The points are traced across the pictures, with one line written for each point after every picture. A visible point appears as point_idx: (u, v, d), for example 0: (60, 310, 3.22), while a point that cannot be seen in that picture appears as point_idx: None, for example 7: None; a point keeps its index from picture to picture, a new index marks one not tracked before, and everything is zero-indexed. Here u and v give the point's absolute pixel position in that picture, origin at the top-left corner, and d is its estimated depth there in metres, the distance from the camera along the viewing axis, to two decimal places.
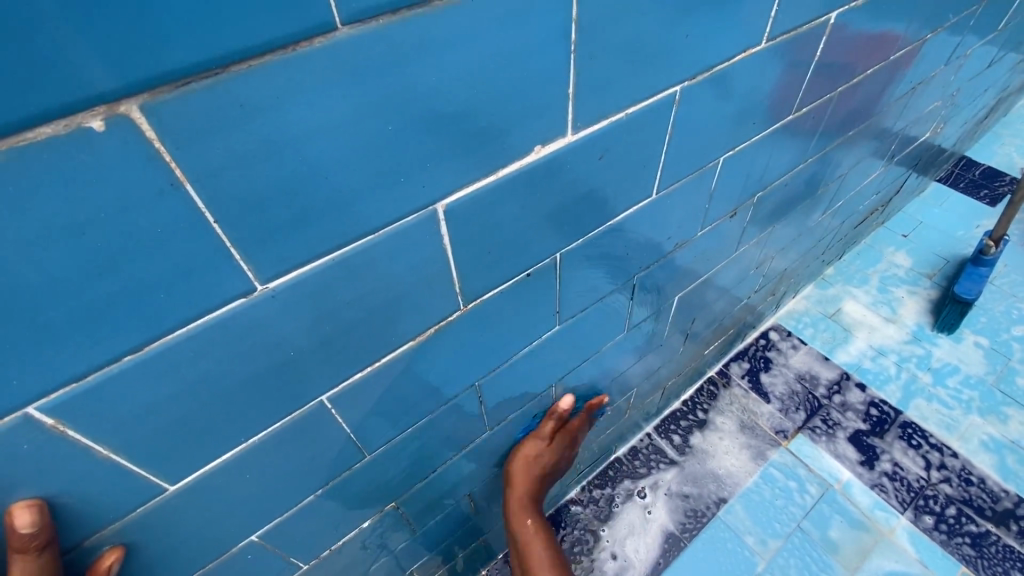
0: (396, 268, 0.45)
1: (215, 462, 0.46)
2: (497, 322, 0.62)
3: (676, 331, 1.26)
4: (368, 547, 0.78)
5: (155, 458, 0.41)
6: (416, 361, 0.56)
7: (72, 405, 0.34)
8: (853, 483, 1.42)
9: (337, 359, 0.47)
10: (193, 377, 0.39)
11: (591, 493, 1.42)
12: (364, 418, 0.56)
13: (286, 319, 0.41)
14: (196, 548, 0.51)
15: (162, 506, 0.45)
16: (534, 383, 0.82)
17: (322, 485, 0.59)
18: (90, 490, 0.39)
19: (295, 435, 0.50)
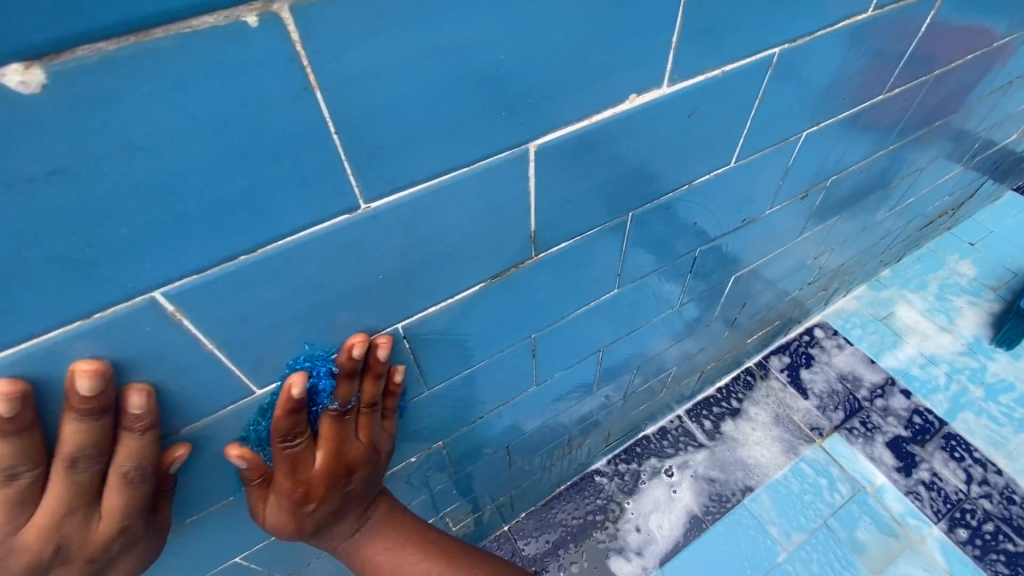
0: (483, 205, 0.47)
1: None
2: (561, 276, 0.63)
3: (723, 315, 1.25)
4: (413, 482, 0.84)
5: (250, 359, 0.44)
6: (483, 304, 0.58)
7: (191, 295, 0.36)
8: (886, 488, 1.39)
9: (416, 289, 0.49)
10: (294, 285, 0.41)
11: (618, 466, 1.43)
12: (429, 353, 0.58)
13: (381, 241, 0.43)
14: (268, 454, 0.55)
15: (249, 407, 0.48)
16: (582, 345, 0.83)
17: (383, 413, 0.62)
18: (191, 381, 0.42)
19: (368, 359, 0.53)
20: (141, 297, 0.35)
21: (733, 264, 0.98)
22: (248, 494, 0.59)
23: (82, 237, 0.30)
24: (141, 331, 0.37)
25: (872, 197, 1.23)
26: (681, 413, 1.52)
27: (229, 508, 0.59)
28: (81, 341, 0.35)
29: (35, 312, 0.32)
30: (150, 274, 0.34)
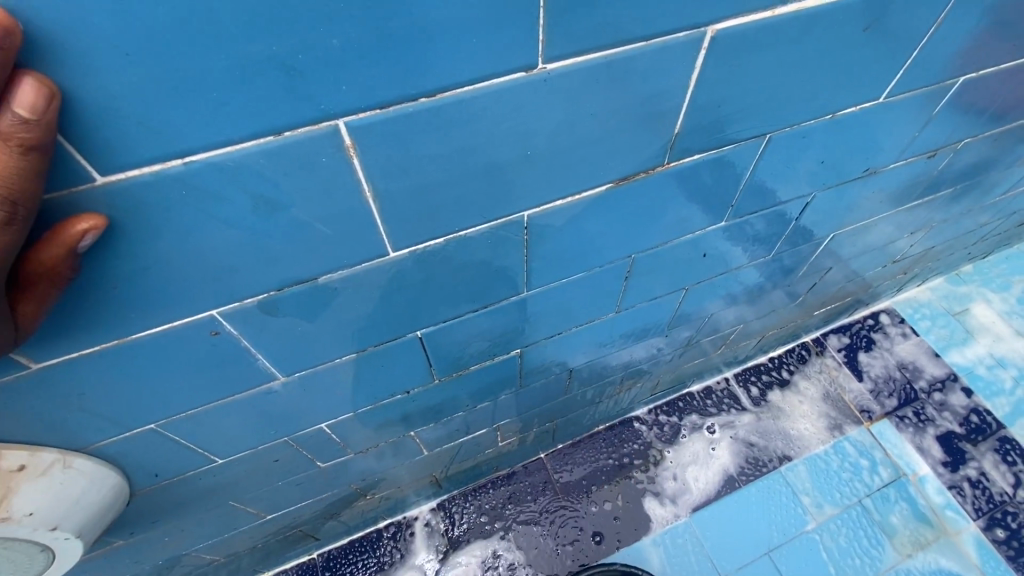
0: (642, 90, 0.45)
1: (430, 242, 0.50)
2: (678, 194, 0.62)
3: (800, 283, 1.20)
4: (483, 385, 0.86)
5: (396, 217, 0.45)
6: (604, 208, 0.57)
7: (369, 131, 0.37)
8: (929, 479, 1.36)
9: (553, 175, 0.49)
10: (456, 143, 0.41)
11: (658, 417, 1.45)
12: (541, 249, 0.59)
13: (544, 111, 0.42)
14: (379, 323, 0.57)
15: (379, 268, 0.49)
16: (668, 278, 0.83)
17: (482, 305, 0.64)
18: (342, 230, 0.43)
19: (491, 241, 0.54)
20: (328, 121, 0.35)
21: (834, 223, 0.93)
22: (352, 360, 0.62)
23: (300, 41, 0.30)
24: (318, 160, 0.37)
25: (995, 174, 1.11)
26: (729, 376, 1.51)
27: (333, 370, 0.62)
28: (268, 159, 0.36)
29: (240, 116, 0.32)
30: (344, 97, 0.34)
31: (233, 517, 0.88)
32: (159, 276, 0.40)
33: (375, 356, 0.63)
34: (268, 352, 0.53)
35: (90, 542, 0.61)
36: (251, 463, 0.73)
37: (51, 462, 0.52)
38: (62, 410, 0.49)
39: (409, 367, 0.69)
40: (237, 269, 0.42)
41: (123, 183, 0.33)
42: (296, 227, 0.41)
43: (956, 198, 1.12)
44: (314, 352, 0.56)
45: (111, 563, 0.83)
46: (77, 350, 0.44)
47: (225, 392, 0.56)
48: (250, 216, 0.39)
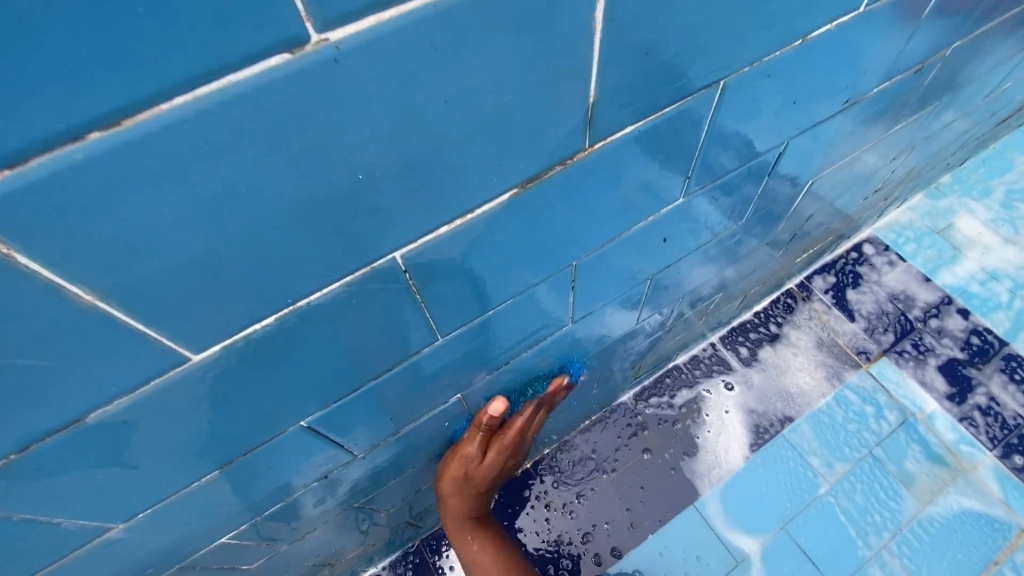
0: (521, 51, 0.28)
1: (254, 328, 0.33)
2: (615, 180, 0.46)
3: (778, 234, 1.07)
4: (431, 432, 0.73)
5: (171, 316, 0.28)
6: (515, 223, 0.41)
7: (14, 210, 0.20)
8: (938, 415, 1.28)
9: (416, 201, 0.33)
10: (214, 195, 0.24)
11: (648, 400, 1.32)
12: (441, 291, 0.43)
13: (359, 113, 0.25)
14: (238, 432, 0.41)
15: (188, 379, 0.33)
16: (624, 273, 0.68)
17: (386, 369, 0.48)
18: (79, 356, 0.27)
19: (359, 300, 0.38)
20: None
21: (809, 168, 0.79)
22: (220, 478, 0.46)
23: None
24: None
25: (975, 79, 0.98)
26: (715, 340, 1.39)
27: (199, 496, 0.46)
28: None
29: None
30: None
31: None
32: None
33: (253, 463, 0.47)
34: (72, 512, 0.37)
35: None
36: None
37: None
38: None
39: (311, 455, 0.53)
40: None
41: None
42: None
43: (939, 111, 0.98)
44: (149, 490, 0.40)
45: None
46: None
47: (38, 566, 0.41)
48: None
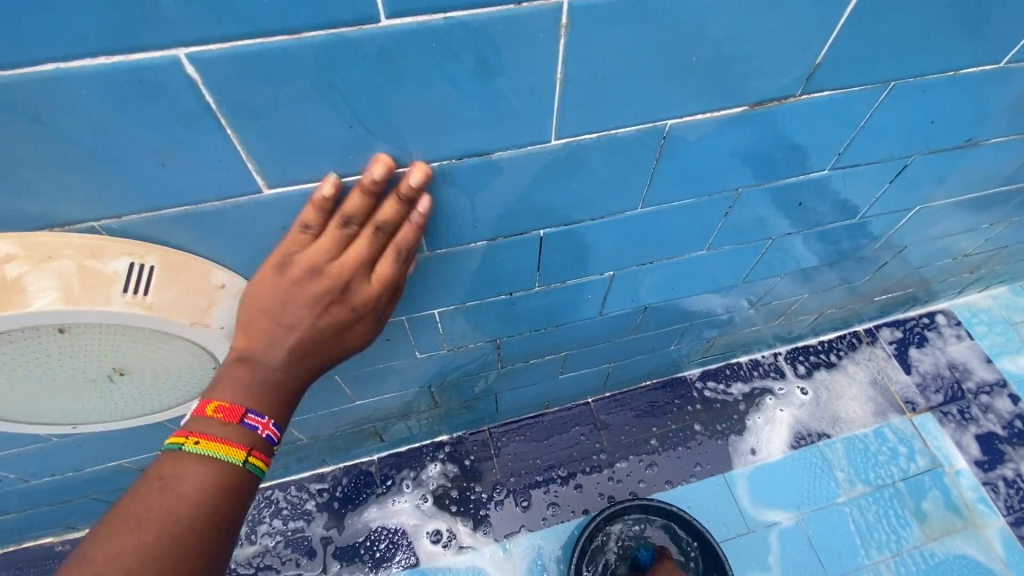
0: (803, 13, 0.51)
1: (587, 137, 0.57)
2: (795, 132, 0.68)
3: (869, 263, 1.24)
4: (573, 305, 0.94)
5: (572, 104, 0.52)
6: (730, 132, 0.64)
7: (585, 13, 0.44)
8: (965, 473, 1.39)
9: (703, 87, 0.56)
10: (642, 39, 0.48)
11: (705, 382, 1.51)
12: (665, 168, 0.66)
13: (719, 18, 0.49)
14: (519, 215, 0.66)
15: (542, 154, 0.57)
16: (754, 227, 0.88)
17: (601, 216, 0.72)
18: (528, 108, 0.51)
19: (632, 147, 0.61)
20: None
21: (918, 197, 0.97)
22: (483, 247, 0.70)
23: None
24: (537, 35, 0.45)
25: None
26: (778, 352, 1.56)
27: (467, 255, 0.71)
28: (504, 27, 0.44)
29: None
30: None
31: (328, 396, 0.99)
32: (383, 121, 0.48)
33: (499, 247, 0.71)
34: (426, 220, 0.62)
35: (220, 383, 0.69)
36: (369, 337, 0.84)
37: None
38: (253, 243, 0.58)
39: (518, 265, 0.77)
40: (439, 130, 0.51)
41: (396, 28, 0.42)
42: (498, 95, 0.49)
43: None
44: (460, 230, 0.65)
45: None
46: (299, 185, 0.52)
47: None
48: (469, 76, 0.47)
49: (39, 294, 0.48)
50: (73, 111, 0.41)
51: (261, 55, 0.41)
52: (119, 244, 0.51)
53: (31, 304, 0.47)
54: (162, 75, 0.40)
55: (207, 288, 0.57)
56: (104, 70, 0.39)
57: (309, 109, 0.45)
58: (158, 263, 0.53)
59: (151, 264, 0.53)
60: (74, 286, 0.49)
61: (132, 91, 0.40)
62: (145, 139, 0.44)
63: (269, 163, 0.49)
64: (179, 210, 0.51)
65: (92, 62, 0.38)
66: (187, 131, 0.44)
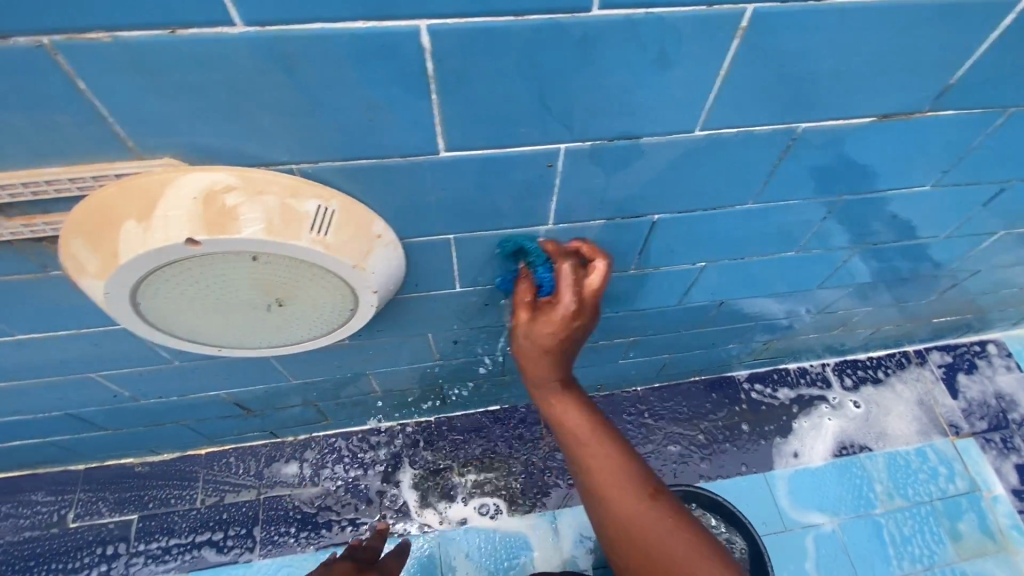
0: (949, 34, 0.56)
1: (726, 131, 0.62)
2: (906, 145, 0.73)
3: (938, 284, 1.26)
4: (657, 290, 0.99)
5: (724, 99, 0.58)
6: (850, 140, 0.69)
7: (764, 19, 0.50)
8: (1003, 500, 1.41)
9: (841, 95, 0.61)
10: (804, 46, 0.53)
11: (753, 385, 1.56)
12: (784, 168, 0.71)
13: (875, 33, 0.54)
14: (643, 199, 0.71)
15: (683, 143, 0.63)
16: (842, 233, 0.93)
17: (713, 208, 0.77)
18: (686, 98, 0.57)
19: (763, 145, 0.66)
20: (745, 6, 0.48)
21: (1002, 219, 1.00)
22: (601, 226, 0.76)
23: None
24: (717, 34, 0.50)
25: None
26: (827, 363, 1.59)
27: (586, 231, 0.76)
28: (692, 25, 0.49)
29: None
30: None
31: (414, 351, 1.06)
32: (562, 100, 0.54)
33: (614, 227, 0.77)
34: (561, 193, 0.68)
35: (348, 324, 0.77)
36: (470, 300, 0.90)
37: (390, 240, 0.68)
38: (412, 197, 0.64)
39: (624, 246, 0.82)
40: (605, 112, 0.56)
41: (603, 18, 0.47)
42: (665, 85, 0.54)
43: None
44: (587, 207, 0.71)
45: (323, 360, 1.02)
46: (470, 149, 0.58)
47: (511, 223, 0.72)
48: (648, 66, 0.52)
49: (250, 223, 0.54)
50: (320, 66, 0.47)
51: (486, 32, 0.46)
52: (312, 186, 0.58)
53: (244, 231, 0.54)
54: (403, 41, 0.46)
55: (369, 235, 0.64)
56: (358, 33, 0.45)
57: (506, 83, 0.51)
58: (338, 208, 0.60)
59: (334, 208, 0.60)
60: (277, 220, 0.55)
61: (374, 53, 0.46)
62: (365, 97, 0.50)
63: (455, 127, 0.55)
64: (369, 163, 0.58)
65: (353, 24, 0.44)
66: (402, 93, 0.50)
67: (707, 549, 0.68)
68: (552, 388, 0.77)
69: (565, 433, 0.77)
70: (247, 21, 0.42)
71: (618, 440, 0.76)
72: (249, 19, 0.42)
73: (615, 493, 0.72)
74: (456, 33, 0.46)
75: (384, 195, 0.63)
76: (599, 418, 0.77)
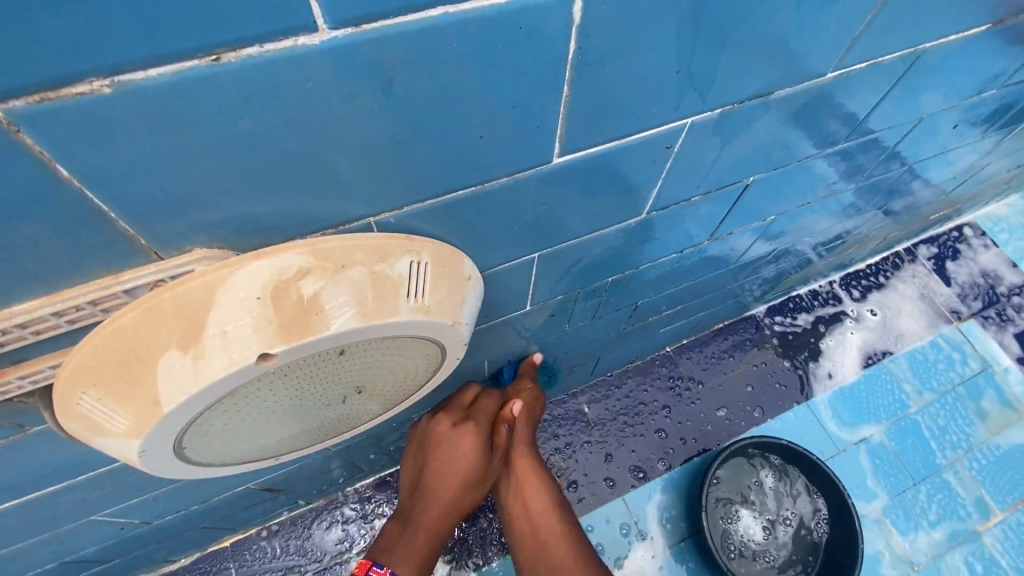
0: None
1: (852, 69, 0.54)
2: (982, 54, 0.69)
3: (940, 183, 1.28)
4: (718, 252, 0.93)
5: (869, 31, 0.49)
6: (944, 58, 0.64)
7: None
8: (1012, 370, 1.52)
9: (960, 9, 0.55)
10: None
11: (773, 318, 1.56)
12: (878, 102, 0.66)
13: None
14: (747, 163, 0.62)
15: (809, 91, 0.54)
16: (891, 154, 0.89)
17: (802, 158, 0.70)
18: (835, 37, 0.47)
19: (874, 77, 0.59)
20: None
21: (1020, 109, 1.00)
22: (694, 203, 0.66)
23: None
24: None
25: None
26: (833, 280, 1.62)
27: (678, 212, 0.67)
28: None
29: None
30: None
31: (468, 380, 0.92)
32: (710, 65, 0.42)
33: (704, 201, 0.67)
34: (667, 178, 0.56)
35: (425, 388, 0.62)
36: (541, 314, 0.78)
37: (478, 278, 0.54)
38: (507, 221, 0.50)
39: (707, 218, 0.73)
40: (748, 71, 0.45)
41: None
42: (821, 24, 0.44)
43: None
44: (690, 186, 0.61)
45: None
46: (588, 147, 0.45)
47: (607, 223, 0.60)
48: (813, 3, 0.41)
49: (338, 311, 0.39)
50: (430, 75, 0.32)
51: None
52: (398, 239, 0.42)
53: (334, 325, 0.39)
54: (549, 18, 0.32)
55: (461, 280, 0.50)
56: (495, 14, 0.30)
57: (656, 54, 0.38)
58: (431, 258, 0.45)
59: (427, 260, 0.45)
60: (369, 297, 0.40)
61: (507, 42, 0.32)
62: (482, 107, 0.35)
63: (581, 124, 0.42)
64: (469, 191, 0.43)
65: (487, 3, 0.29)
66: (531, 92, 0.36)
67: (436, 488, 0.77)
68: (523, 442, 0.86)
69: (513, 485, 0.84)
70: (337, 23, 0.27)
71: (552, 492, 0.84)
72: (340, 20, 0.27)
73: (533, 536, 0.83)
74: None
75: (475, 226, 0.49)
76: (549, 488, 0.85)
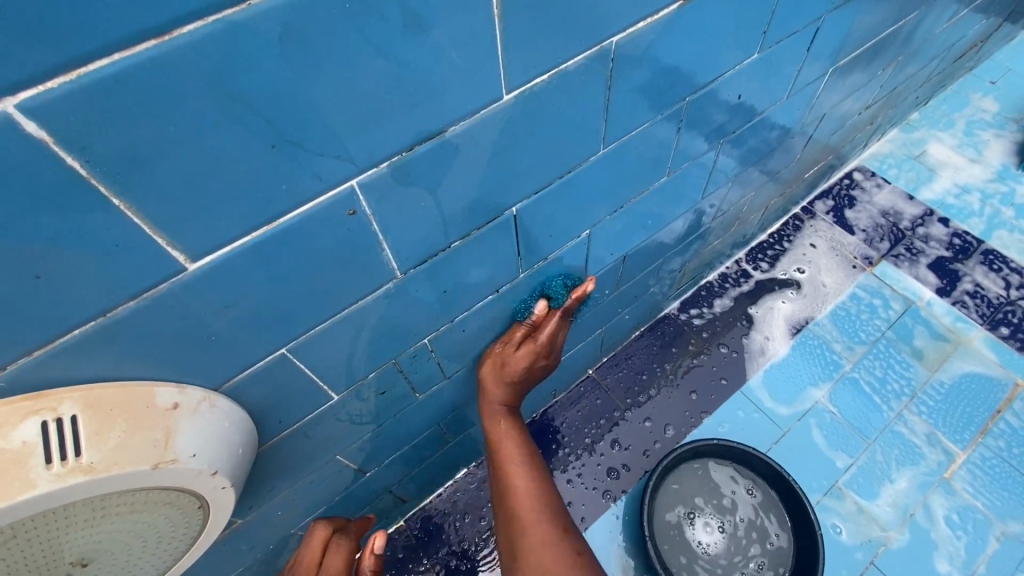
0: None
1: (538, 81, 0.51)
2: (722, 21, 0.66)
3: (796, 141, 1.26)
4: (560, 275, 0.88)
5: (515, 44, 0.45)
6: (671, 37, 0.61)
7: None
8: (935, 301, 1.48)
9: None
10: None
11: (689, 312, 1.52)
12: (619, 96, 0.62)
13: None
14: (490, 196, 0.58)
15: (496, 115, 0.50)
16: (699, 134, 0.87)
17: (569, 169, 0.66)
18: (470, 59, 0.43)
19: (585, 78, 0.55)
20: None
21: (825, 58, 0.99)
22: (459, 248, 0.62)
23: None
24: None
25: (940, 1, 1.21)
26: (739, 258, 1.59)
27: (448, 261, 0.62)
28: None
29: None
30: None
31: (335, 479, 0.84)
32: (314, 128, 0.38)
33: (475, 242, 0.63)
34: (390, 236, 0.52)
35: (212, 526, 0.56)
36: (363, 399, 0.72)
37: (199, 399, 0.48)
38: (195, 336, 0.45)
39: (498, 255, 0.69)
40: (378, 119, 0.41)
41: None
42: (434, 50, 0.40)
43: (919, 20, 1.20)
44: (432, 236, 0.57)
45: (227, 552, 0.79)
46: (230, 243, 0.41)
47: (354, 298, 0.55)
48: (398, 38, 0.37)
49: None
50: None
51: (123, 77, 0.29)
52: (14, 404, 0.38)
53: None
54: None
55: (155, 415, 0.44)
56: None
57: (213, 139, 0.34)
58: (80, 409, 0.40)
59: (72, 413, 0.40)
60: None
61: None
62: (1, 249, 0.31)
63: (184, 227, 0.37)
64: (88, 328, 0.38)
65: None
66: (59, 218, 0.32)
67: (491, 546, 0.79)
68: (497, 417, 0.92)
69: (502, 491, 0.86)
70: None
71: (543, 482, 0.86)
72: None
73: (535, 499, 0.82)
74: (75, 99, 0.28)
75: (149, 355, 0.43)
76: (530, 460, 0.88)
